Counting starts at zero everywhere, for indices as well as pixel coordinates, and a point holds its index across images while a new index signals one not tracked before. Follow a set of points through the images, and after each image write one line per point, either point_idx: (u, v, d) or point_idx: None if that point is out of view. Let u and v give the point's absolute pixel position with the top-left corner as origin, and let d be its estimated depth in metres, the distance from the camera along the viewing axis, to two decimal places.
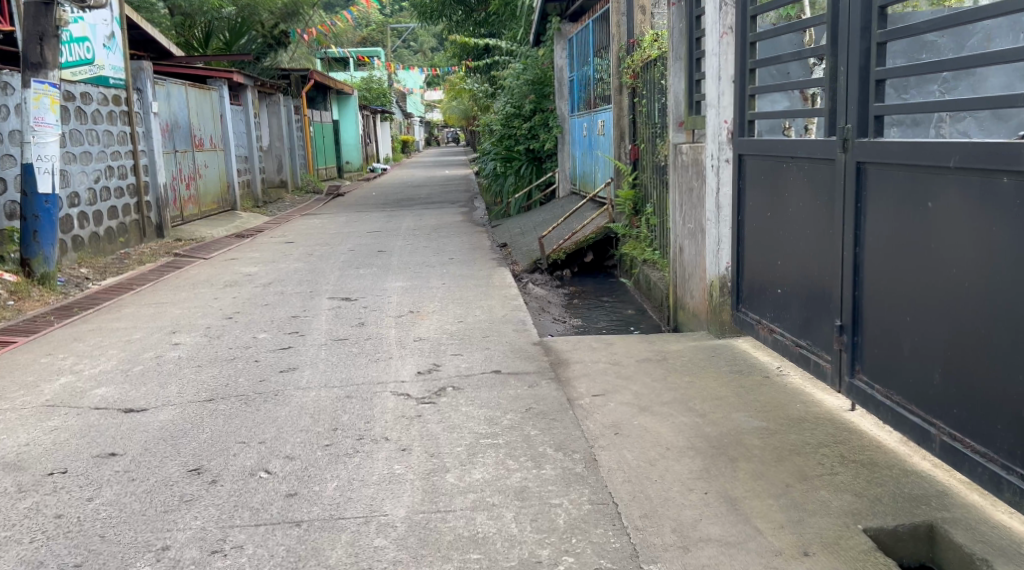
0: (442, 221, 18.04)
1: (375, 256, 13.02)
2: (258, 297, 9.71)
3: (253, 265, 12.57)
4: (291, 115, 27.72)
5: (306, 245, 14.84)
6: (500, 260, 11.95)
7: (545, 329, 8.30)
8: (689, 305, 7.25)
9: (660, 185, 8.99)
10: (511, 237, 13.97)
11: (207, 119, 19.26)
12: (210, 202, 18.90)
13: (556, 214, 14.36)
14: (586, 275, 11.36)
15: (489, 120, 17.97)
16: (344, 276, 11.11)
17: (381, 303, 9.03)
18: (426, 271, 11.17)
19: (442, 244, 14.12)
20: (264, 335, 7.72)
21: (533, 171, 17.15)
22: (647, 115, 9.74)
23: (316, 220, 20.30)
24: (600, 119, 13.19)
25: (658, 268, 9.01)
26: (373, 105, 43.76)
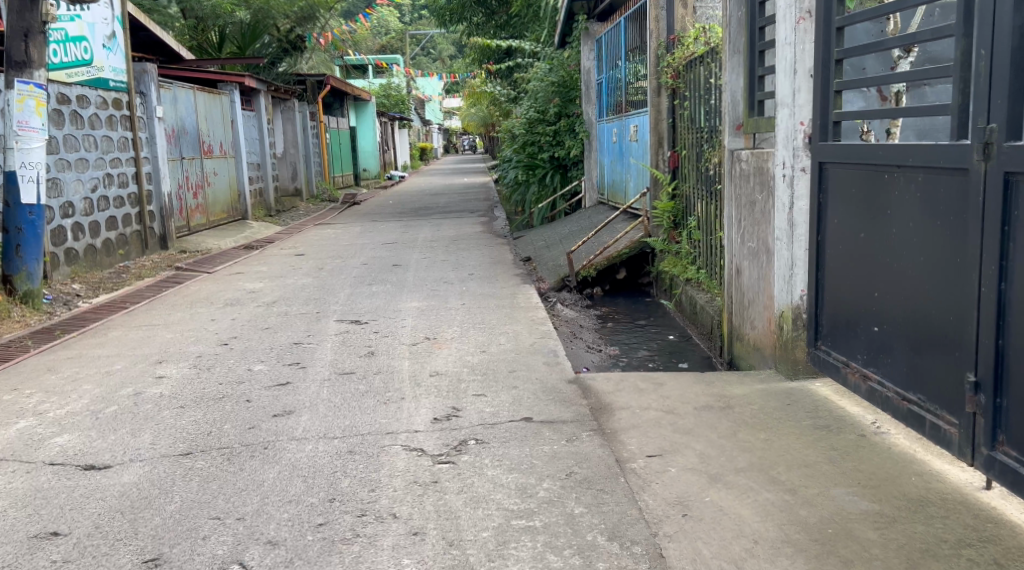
0: (461, 232, 17.12)
1: (389, 271, 12.09)
2: (259, 318, 8.79)
3: (258, 280, 11.66)
4: (307, 121, 26.89)
5: (318, 258, 13.93)
6: (524, 276, 11.01)
7: (580, 360, 7.35)
8: (751, 337, 6.34)
9: (708, 198, 8.06)
10: (535, 250, 13.02)
11: (217, 125, 18.38)
12: (219, 211, 18.01)
13: (584, 226, 13.41)
14: (619, 293, 10.40)
15: (509, 125, 16.99)
16: (355, 294, 10.18)
17: (395, 327, 8.08)
18: (444, 289, 10.23)
19: (462, 258, 13.18)
20: (260, 364, 6.79)
21: (558, 180, 16.20)
22: (691, 119, 8.79)
23: (330, 230, 19.41)
24: (631, 124, 12.21)
25: (705, 290, 8.09)
26: (392, 113, 42.96)
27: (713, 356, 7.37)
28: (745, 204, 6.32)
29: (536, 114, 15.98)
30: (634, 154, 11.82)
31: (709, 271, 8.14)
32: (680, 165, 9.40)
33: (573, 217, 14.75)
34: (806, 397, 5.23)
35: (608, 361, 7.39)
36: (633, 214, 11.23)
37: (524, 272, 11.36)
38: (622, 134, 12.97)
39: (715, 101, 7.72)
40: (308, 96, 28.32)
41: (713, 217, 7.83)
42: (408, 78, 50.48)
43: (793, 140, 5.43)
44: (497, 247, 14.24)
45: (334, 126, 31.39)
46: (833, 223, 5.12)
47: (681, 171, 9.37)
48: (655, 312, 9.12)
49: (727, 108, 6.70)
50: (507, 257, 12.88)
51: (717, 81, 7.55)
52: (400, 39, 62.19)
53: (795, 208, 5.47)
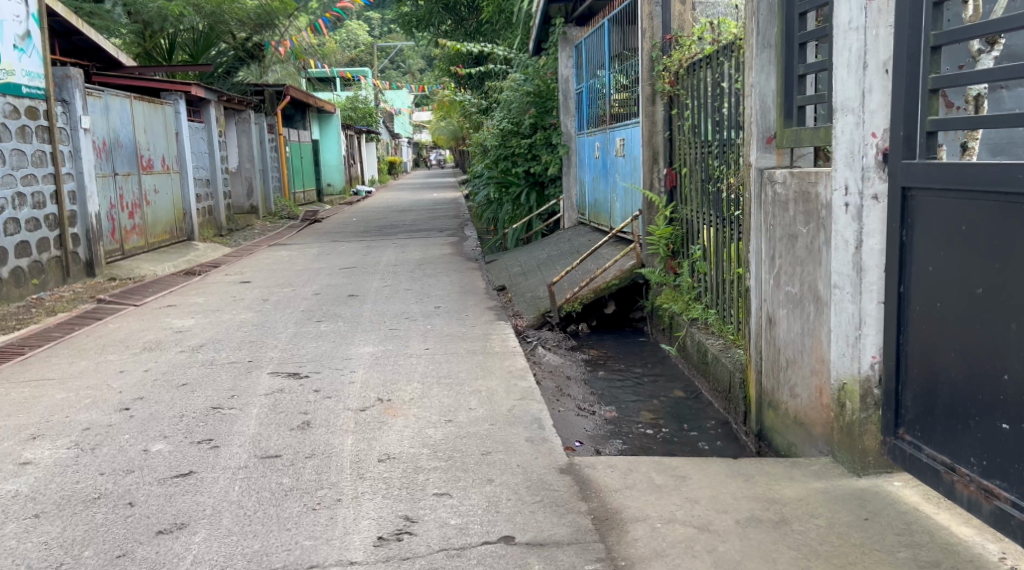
0: (427, 254, 15.71)
1: (343, 302, 10.63)
2: (178, 370, 7.33)
3: (192, 317, 10.18)
4: (264, 133, 25.37)
5: (266, 287, 12.46)
6: (498, 310, 9.59)
7: (570, 428, 5.84)
8: (792, 407, 4.92)
9: (720, 227, 6.64)
10: (508, 279, 11.58)
11: (158, 138, 17.10)
12: (161, 232, 16.75)
13: (564, 251, 12.00)
14: (609, 331, 8.99)
15: (481, 139, 15.51)
16: (299, 334, 8.72)
17: (343, 383, 6.61)
18: (407, 326, 8.80)
19: (427, 286, 11.76)
20: (163, 439, 5.32)
21: (533, 199, 14.78)
22: (692, 131, 7.36)
23: (285, 251, 17.91)
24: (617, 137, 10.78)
25: (716, 336, 6.68)
26: (358, 126, 41.46)
27: (731, 421, 5.95)
28: (782, 237, 4.91)
29: (510, 126, 14.31)
30: (621, 170, 10.42)
31: (723, 311, 6.72)
32: (680, 184, 7.95)
33: (552, 239, 13.37)
34: (882, 504, 3.95)
35: (605, 426, 5.99)
36: (622, 239, 9.81)
37: (497, 305, 9.94)
38: (606, 147, 11.55)
39: (733, 110, 6.29)
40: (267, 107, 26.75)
41: (729, 249, 6.41)
42: (375, 90, 48.98)
43: (861, 156, 4.08)
44: (467, 273, 12.83)
45: (294, 140, 29.82)
46: (921, 274, 3.83)
47: (681, 192, 7.93)
48: (655, 356, 7.69)
49: (752, 115, 5.25)
50: (478, 285, 11.47)
51: (738, 83, 6.13)
52: (368, 51, 60.70)
53: (864, 247, 4.09)
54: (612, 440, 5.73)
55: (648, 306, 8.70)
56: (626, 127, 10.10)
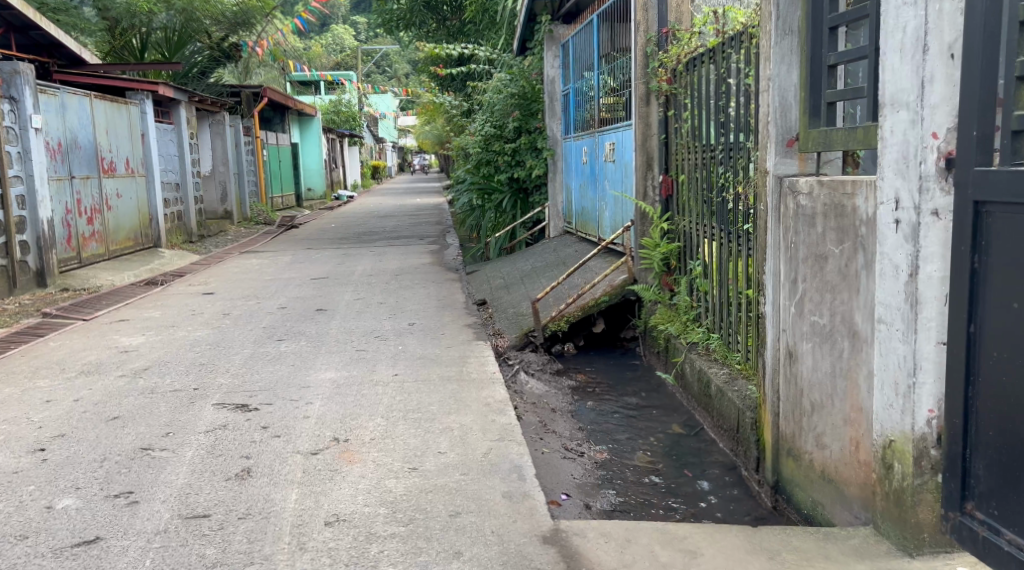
0: (405, 263, 14.93)
1: (309, 318, 9.83)
2: (114, 401, 6.56)
3: (143, 334, 9.40)
4: (239, 135, 24.56)
5: (229, 300, 11.67)
6: (478, 328, 8.77)
7: (557, 476, 4.96)
8: (825, 457, 4.07)
9: (727, 242, 5.82)
10: (489, 293, 10.72)
11: (123, 139, 16.31)
12: (124, 238, 16.01)
13: (549, 263, 11.18)
14: (599, 352, 8.17)
15: (463, 142, 14.74)
16: (255, 355, 7.93)
17: (296, 418, 5.82)
18: (377, 347, 8.01)
19: (403, 299, 10.96)
20: (74, 492, 4.56)
21: (517, 206, 14.00)
22: (691, 133, 6.54)
23: (256, 259, 17.11)
24: (606, 141, 9.99)
25: (720, 365, 5.80)
26: (342, 130, 40.71)
27: (739, 466, 5.06)
28: (805, 258, 4.13)
29: (493, 129, 13.57)
30: (610, 177, 9.64)
31: (730, 335, 5.85)
32: (678, 191, 7.11)
33: (537, 249, 12.59)
34: None
35: (597, 473, 5.12)
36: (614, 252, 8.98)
37: (477, 323, 9.12)
38: (594, 151, 10.79)
39: (744, 110, 5.48)
40: (243, 109, 25.86)
41: (737, 268, 5.58)
42: (359, 94, 48.14)
43: (918, 162, 3.52)
44: (446, 285, 12.03)
45: (272, 143, 28.98)
46: (998, 311, 3.30)
47: (679, 200, 7.09)
48: (653, 385, 6.82)
49: (770, 114, 4.47)
50: (458, 299, 10.66)
51: (752, 79, 5.31)
52: (353, 54, 59.88)
53: (921, 273, 3.53)
54: (605, 492, 4.89)
55: (640, 324, 7.90)
56: (616, 130, 9.32)
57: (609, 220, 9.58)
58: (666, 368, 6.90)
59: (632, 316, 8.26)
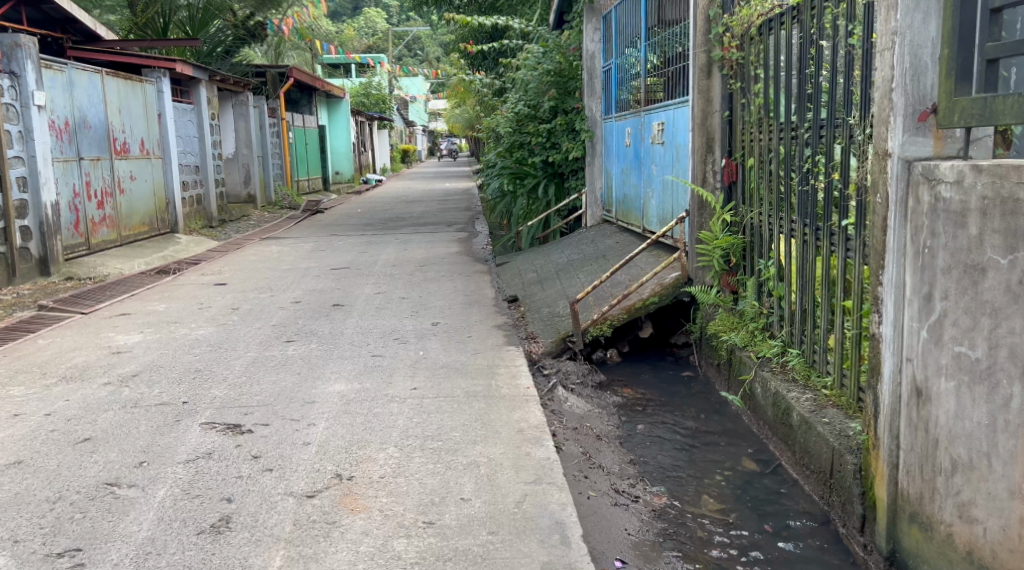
0: (432, 253, 13.99)
1: (323, 315, 8.93)
2: (89, 417, 5.69)
3: (140, 332, 8.54)
4: (264, 116, 23.71)
5: (241, 293, 10.81)
6: (509, 330, 7.85)
7: (607, 532, 4.11)
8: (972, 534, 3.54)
9: (811, 238, 4.86)
10: (521, 288, 9.75)
11: (138, 119, 15.50)
12: (138, 223, 15.22)
13: (588, 255, 10.20)
14: (645, 361, 7.22)
15: (494, 122, 13.79)
16: (259, 360, 7.04)
17: (295, 445, 4.92)
18: (396, 351, 7.10)
19: (427, 294, 10.05)
20: (9, 548, 3.83)
21: (553, 192, 13.00)
22: (763, 106, 5.55)
23: (276, 246, 16.25)
24: (653, 120, 9.00)
25: (801, 389, 4.82)
26: (371, 113, 39.84)
27: (832, 519, 4.27)
28: (952, 270, 3.60)
29: (527, 109, 12.59)
30: (659, 161, 8.67)
31: (814, 350, 4.89)
32: (744, 177, 6.13)
33: (573, 240, 11.64)
34: None
35: (656, 526, 4.25)
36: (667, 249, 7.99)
37: (508, 323, 8.18)
38: (637, 132, 9.83)
39: (838, 75, 4.61)
40: (268, 89, 25.01)
41: (827, 270, 4.64)
42: (389, 76, 47.23)
43: None
44: (476, 278, 11.11)
45: (299, 125, 28.11)
46: None
47: (745, 187, 6.11)
48: (713, 405, 5.89)
49: (900, 75, 3.91)
50: (487, 295, 9.73)
51: (858, 37, 4.40)
52: (384, 36, 58.95)
53: None
54: (668, 556, 4.05)
55: (694, 330, 6.95)
56: (665, 108, 8.35)
57: (656, 209, 8.64)
58: (728, 388, 5.91)
59: (679, 324, 7.37)
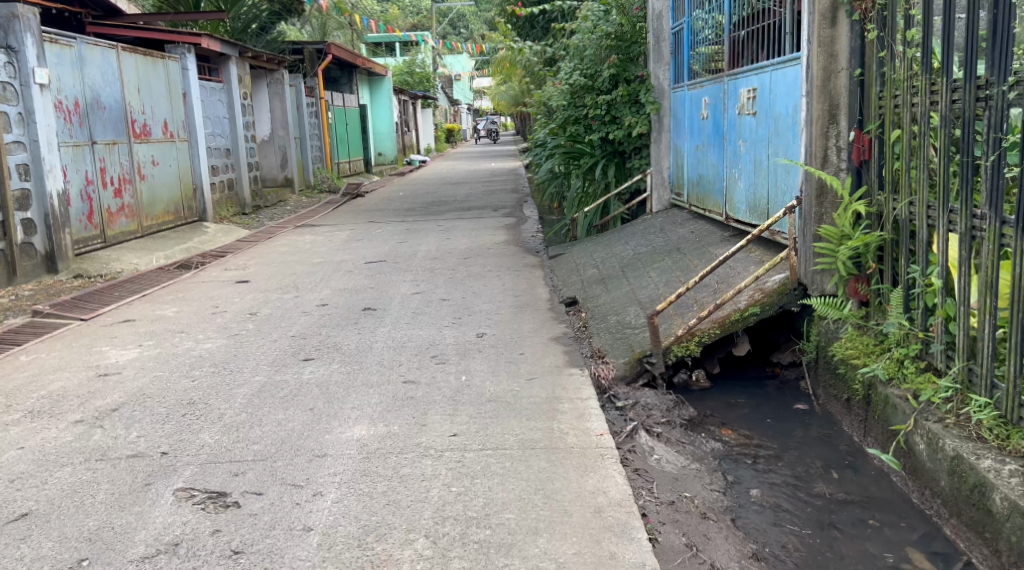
0: (477, 243, 12.68)
1: (350, 323, 7.64)
2: (37, 478, 4.36)
3: (138, 345, 7.24)
4: (302, 96, 22.55)
5: (263, 293, 9.51)
6: (570, 345, 6.54)
7: None
8: None
9: (1017, 244, 3.76)
10: (580, 288, 8.39)
11: (160, 98, 14.23)
12: (162, 211, 14.02)
13: (659, 248, 8.88)
14: (740, 387, 5.87)
15: (545, 96, 12.43)
16: (267, 390, 5.72)
17: (292, 531, 3.76)
18: (438, 377, 5.78)
19: (472, 296, 8.77)
20: None
21: (611, 172, 11.54)
22: (922, 61, 4.31)
23: (311, 234, 15.07)
24: (742, 87, 7.67)
25: (1002, 457, 3.78)
26: (414, 91, 38.58)
27: None
28: None
29: (583, 80, 11.24)
30: (750, 135, 7.42)
31: (1020, 405, 3.79)
32: (882, 154, 4.87)
33: (639, 228, 10.33)
34: None
35: None
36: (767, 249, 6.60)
37: (568, 335, 6.86)
38: (717, 101, 8.53)
39: None
40: (305, 67, 23.76)
41: None
42: (433, 53, 45.85)
43: None
44: (528, 275, 9.80)
45: (338, 104, 26.86)
46: None
47: (883, 168, 4.86)
48: (842, 459, 4.66)
49: None
50: (542, 297, 8.43)
51: None
52: (427, 13, 57.52)
53: None
54: None
55: (805, 342, 5.67)
56: (759, 70, 7.11)
57: (751, 191, 7.38)
58: (868, 438, 4.66)
59: (784, 340, 6.01)
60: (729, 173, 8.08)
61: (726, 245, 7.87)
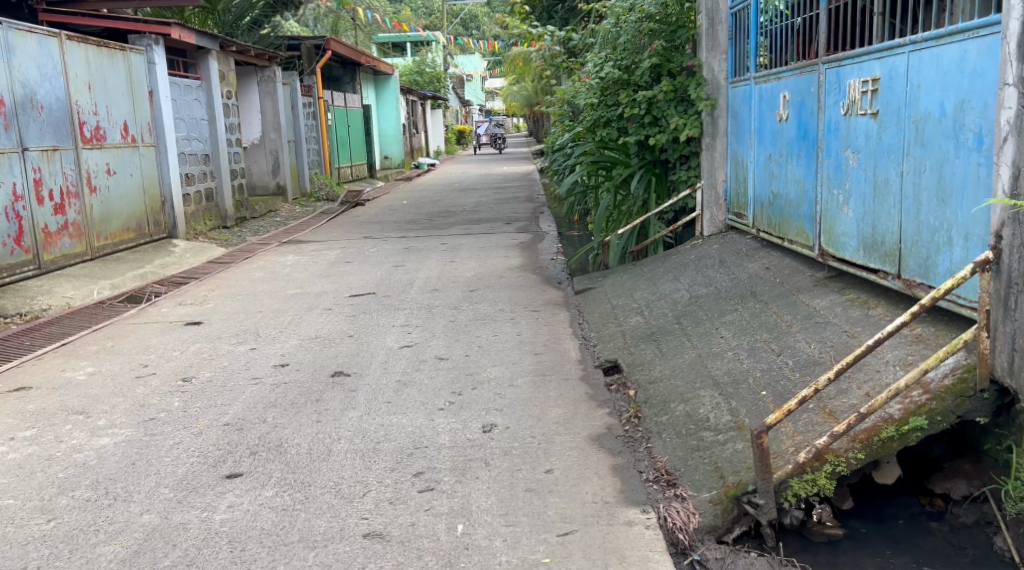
0: (488, 269, 10.60)
1: (311, 403, 5.54)
2: None
3: (6, 438, 5.12)
4: (299, 97, 20.52)
5: (212, 342, 7.39)
6: (621, 454, 4.47)
7: None
8: None
9: None
10: (622, 347, 6.32)
11: (118, 96, 11.85)
12: (120, 229, 11.70)
13: (725, 291, 6.80)
14: (893, 545, 3.82)
15: (569, 93, 10.38)
16: (152, 550, 3.77)
17: None
18: (420, 524, 3.85)
19: (480, 353, 6.67)
20: None
21: (651, 186, 9.43)
22: None
23: (295, 254, 12.98)
24: (846, 79, 5.82)
25: None
26: (424, 91, 36.53)
27: None
28: None
29: (618, 72, 9.14)
30: (861, 144, 5.58)
31: None
32: None
33: (690, 258, 8.22)
34: None
35: None
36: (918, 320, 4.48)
37: (614, 434, 4.78)
38: (802, 96, 6.71)
39: None
40: (301, 64, 21.73)
41: None
42: (443, 51, 43.81)
43: None
44: (552, 320, 7.71)
45: (340, 105, 24.85)
46: None
47: None
48: None
49: None
50: (573, 358, 6.34)
51: None
52: (438, 12, 55.56)
53: None
54: None
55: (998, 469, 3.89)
56: (870, 57, 5.43)
57: (861, 220, 5.60)
58: None
59: (944, 457, 4.09)
60: (820, 195, 6.28)
61: (825, 295, 5.81)
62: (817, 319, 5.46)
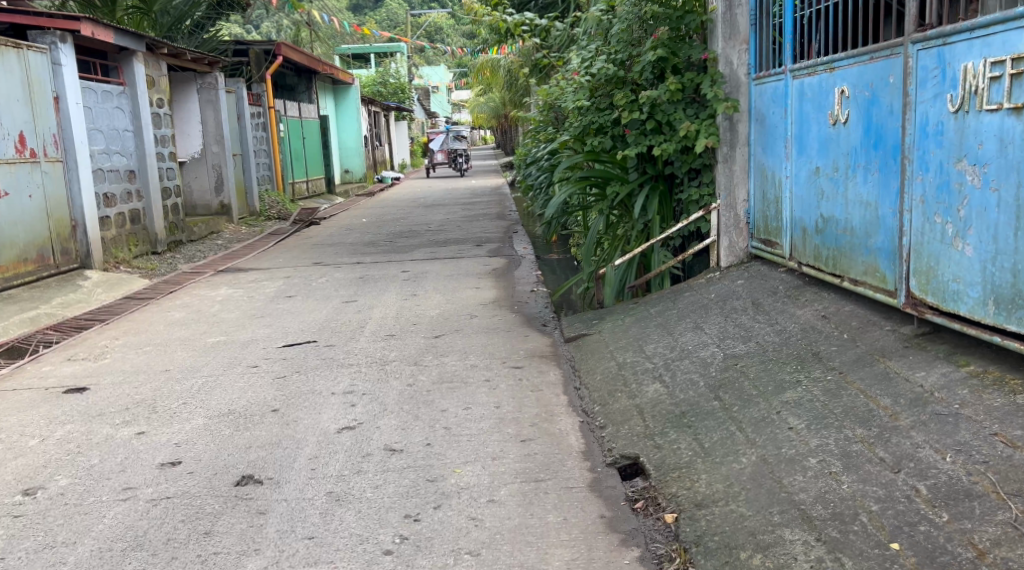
0: (457, 305, 8.80)
1: (194, 542, 3.84)
2: None
3: None
4: (246, 107, 18.65)
5: (87, 422, 5.54)
6: None
7: None
8: None
9: None
10: (643, 436, 4.58)
11: (10, 103, 9.95)
12: (14, 260, 9.83)
13: (773, 350, 5.04)
14: None
15: (552, 94, 8.64)
16: None
17: None
18: None
19: (446, 440, 4.88)
20: None
21: (654, 206, 7.68)
22: None
23: (230, 285, 11.11)
24: (940, 62, 4.23)
25: None
26: (387, 102, 34.72)
27: None
28: None
29: (613, 66, 7.44)
30: (985, 151, 4.00)
31: None
32: None
33: (710, 298, 6.46)
34: None
35: None
36: None
37: None
38: (869, 90, 5.09)
39: None
40: (249, 70, 19.73)
41: None
42: (408, 61, 42.04)
43: None
44: (539, 383, 5.94)
45: (294, 115, 22.97)
46: None
47: None
48: None
49: None
50: (575, 453, 4.57)
51: None
52: (403, 21, 53.84)
53: None
54: None
55: None
56: (1003, 26, 3.88)
57: (989, 258, 3.98)
58: None
59: None
60: (903, 222, 4.53)
61: (930, 367, 4.07)
62: (936, 411, 3.73)
